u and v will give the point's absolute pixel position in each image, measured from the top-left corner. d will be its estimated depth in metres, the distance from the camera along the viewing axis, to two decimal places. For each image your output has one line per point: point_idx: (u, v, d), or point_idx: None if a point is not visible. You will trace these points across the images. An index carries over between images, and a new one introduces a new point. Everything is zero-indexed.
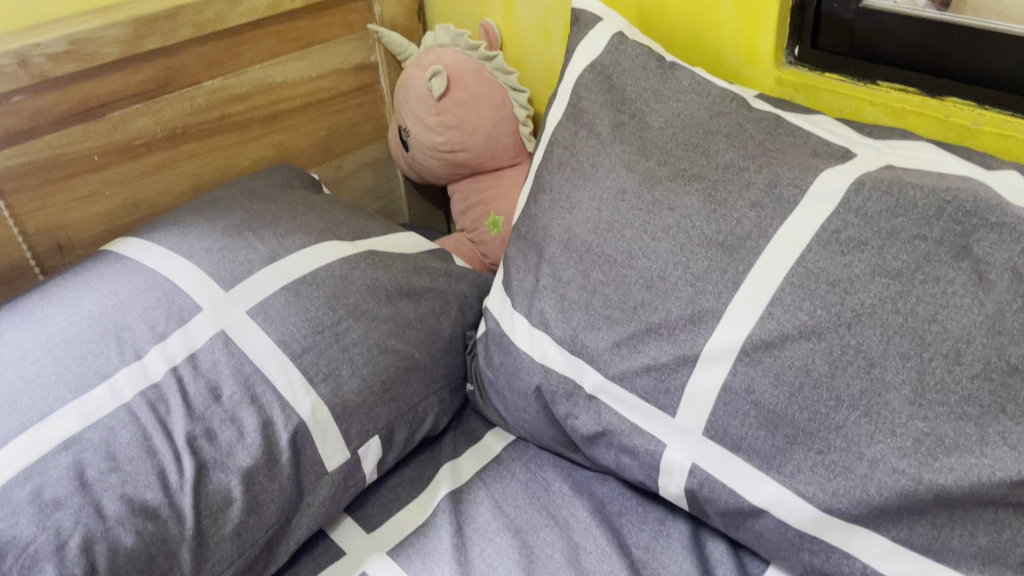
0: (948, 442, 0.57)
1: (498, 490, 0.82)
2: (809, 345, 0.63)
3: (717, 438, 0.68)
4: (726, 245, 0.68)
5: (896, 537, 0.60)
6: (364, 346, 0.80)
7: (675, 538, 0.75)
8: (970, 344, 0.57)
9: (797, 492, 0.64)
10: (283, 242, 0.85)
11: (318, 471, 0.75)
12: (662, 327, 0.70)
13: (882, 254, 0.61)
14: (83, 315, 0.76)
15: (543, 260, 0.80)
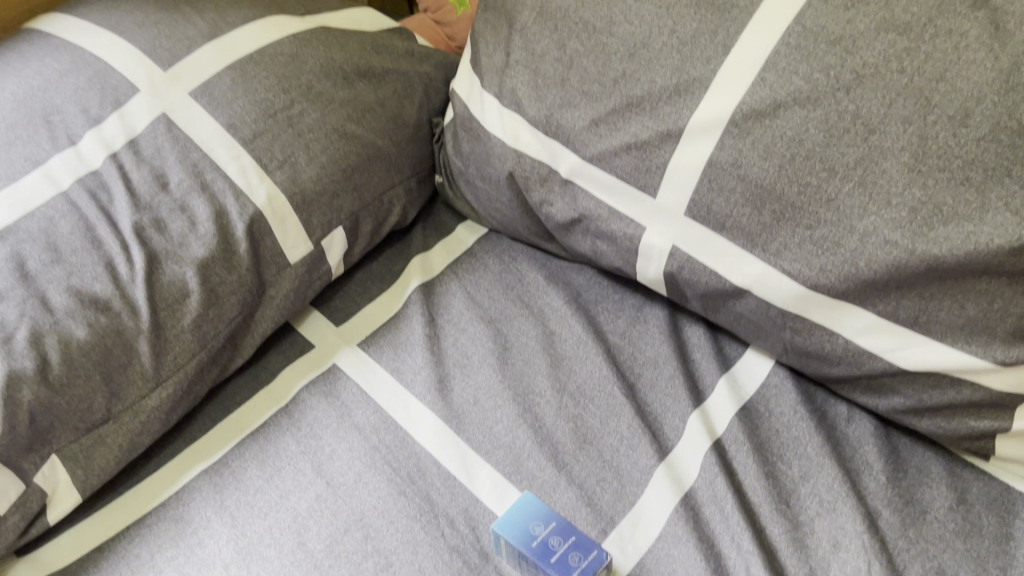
0: (947, 212, 0.54)
1: (470, 281, 0.79)
2: (804, 114, 0.58)
3: (700, 218, 0.64)
4: (717, 4, 0.61)
5: (882, 312, 0.58)
6: (321, 131, 0.74)
7: (652, 324, 0.74)
8: (979, 103, 0.52)
9: (782, 271, 0.61)
10: (225, 17, 0.76)
11: (280, 263, 0.71)
12: (644, 101, 0.65)
13: (891, 7, 0.56)
14: (7, 98, 0.69)
15: (514, 32, 0.73)
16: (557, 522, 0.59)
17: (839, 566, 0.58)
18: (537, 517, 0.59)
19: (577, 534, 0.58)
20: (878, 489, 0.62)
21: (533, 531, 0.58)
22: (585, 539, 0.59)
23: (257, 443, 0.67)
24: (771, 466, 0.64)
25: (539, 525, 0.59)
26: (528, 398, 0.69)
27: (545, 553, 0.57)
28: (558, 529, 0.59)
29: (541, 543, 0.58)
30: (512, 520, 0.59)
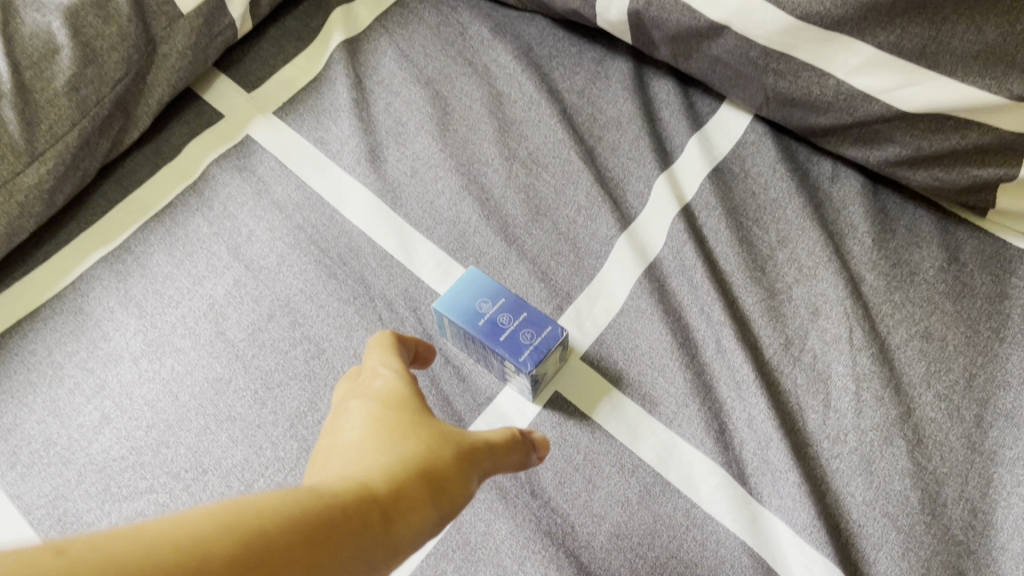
0: None
1: (403, 37, 0.67)
2: None
3: None
4: None
5: (883, 44, 0.50)
6: None
7: (614, 80, 0.64)
8: None
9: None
10: None
11: (170, 13, 0.59)
12: None
13: None
14: None
15: None
16: (506, 297, 0.52)
17: (817, 335, 0.52)
18: (484, 293, 0.52)
19: (529, 309, 0.52)
20: (862, 253, 0.56)
21: (479, 309, 0.52)
22: (538, 314, 0.52)
23: (163, 226, 0.59)
24: (745, 232, 0.57)
25: (486, 301, 0.52)
26: (472, 167, 0.60)
27: (494, 332, 0.51)
28: (507, 306, 0.52)
29: (489, 322, 0.51)
30: (456, 299, 0.52)
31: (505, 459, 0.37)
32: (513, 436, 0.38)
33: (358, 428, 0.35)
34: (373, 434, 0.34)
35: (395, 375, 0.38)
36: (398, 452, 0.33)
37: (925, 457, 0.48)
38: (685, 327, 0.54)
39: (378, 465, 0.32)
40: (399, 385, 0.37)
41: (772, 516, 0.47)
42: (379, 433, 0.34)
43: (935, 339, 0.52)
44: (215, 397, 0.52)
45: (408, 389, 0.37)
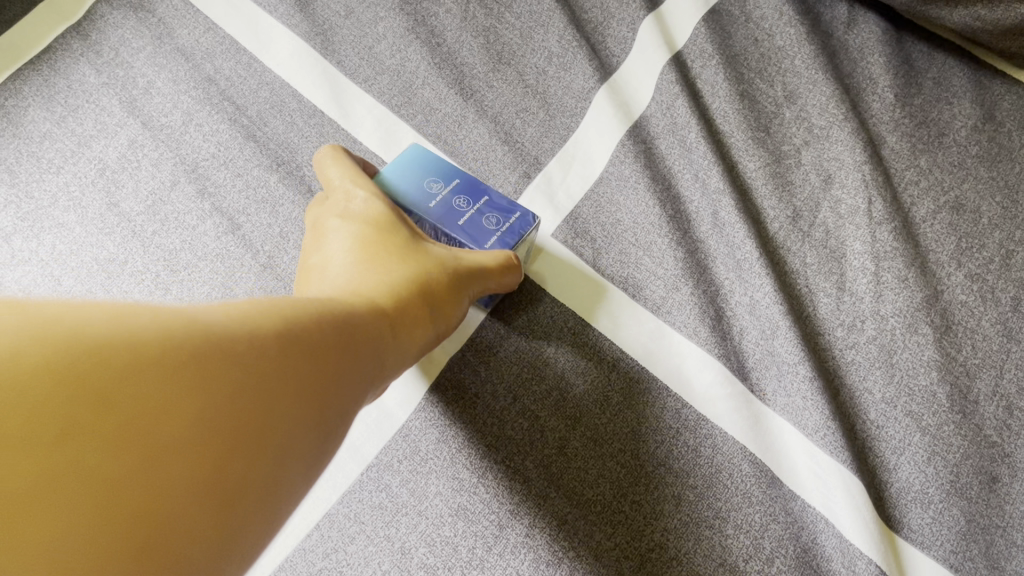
0: None
1: None
2: None
3: None
4: None
5: None
6: None
7: None
8: None
9: None
10: None
11: None
12: None
13: None
14: None
15: None
16: (459, 177, 0.42)
17: (830, 207, 0.44)
18: (432, 172, 0.42)
19: (487, 188, 0.42)
20: (883, 112, 0.47)
21: (427, 190, 0.42)
22: (499, 193, 0.43)
23: (39, 75, 0.48)
24: (747, 85, 0.48)
25: (435, 182, 0.42)
26: (420, 8, 0.50)
27: (450, 219, 0.41)
28: (461, 187, 0.42)
29: (442, 207, 0.42)
30: (399, 176, 0.42)
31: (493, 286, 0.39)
32: (507, 258, 0.39)
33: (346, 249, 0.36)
34: (367, 256, 0.36)
35: (377, 196, 0.39)
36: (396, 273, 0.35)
37: (954, 346, 0.41)
38: (675, 198, 0.45)
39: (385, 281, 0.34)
40: (378, 207, 0.38)
41: (776, 417, 0.40)
42: (366, 254, 0.36)
43: (967, 210, 0.44)
44: (107, 281, 0.43)
45: (393, 211, 0.38)
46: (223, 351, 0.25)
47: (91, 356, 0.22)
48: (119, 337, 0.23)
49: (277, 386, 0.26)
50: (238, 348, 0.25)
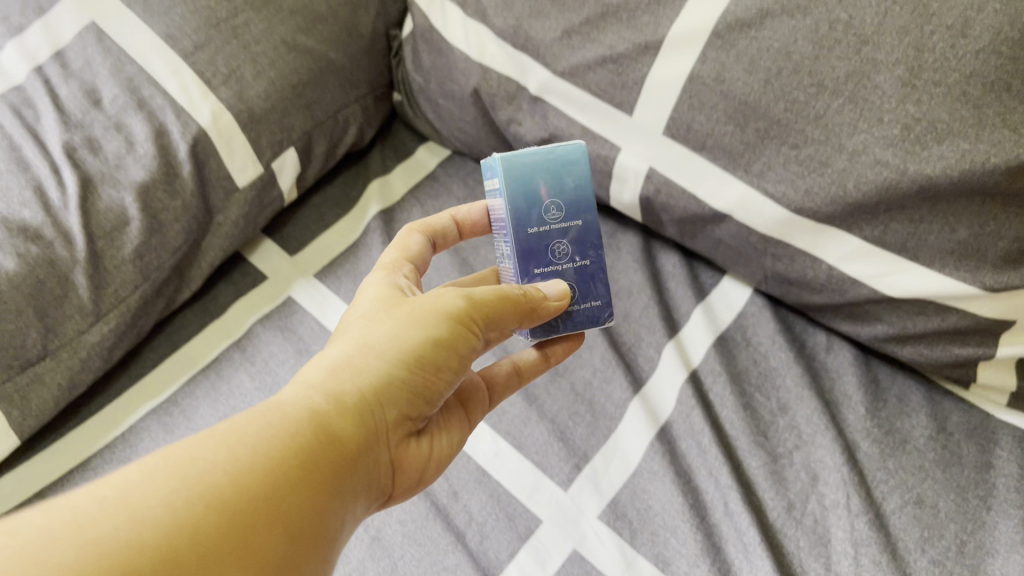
0: (941, 129, 0.50)
1: (433, 208, 0.74)
2: (792, 24, 0.53)
3: (679, 137, 0.60)
4: None
5: (867, 237, 0.56)
6: (268, 44, 0.67)
7: (625, 252, 0.71)
8: (980, 12, 0.47)
9: (764, 193, 0.58)
10: None
11: (227, 188, 0.66)
12: (620, 10, 0.60)
13: None
14: None
15: None
16: (580, 219, 0.54)
17: (817, 499, 0.56)
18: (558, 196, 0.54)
19: (583, 270, 0.55)
20: (856, 421, 0.60)
21: (542, 216, 0.54)
22: (587, 230, 0.55)
23: (208, 380, 0.63)
24: (748, 398, 0.61)
25: (557, 207, 0.54)
26: None
27: (534, 253, 0.54)
28: (569, 240, 0.55)
29: (537, 236, 0.54)
30: (529, 180, 0.53)
31: (531, 320, 0.51)
32: (510, 302, 0.49)
33: (349, 328, 0.46)
34: (344, 346, 0.45)
35: (369, 299, 0.49)
36: (369, 351, 0.44)
37: None
38: (693, 488, 0.57)
39: (360, 365, 0.43)
40: (375, 305, 0.48)
41: None
42: (363, 332, 0.45)
43: (927, 505, 0.55)
44: None
45: (387, 300, 0.48)
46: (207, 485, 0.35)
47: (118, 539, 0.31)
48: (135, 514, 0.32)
49: (292, 487, 0.37)
50: (213, 478, 0.35)
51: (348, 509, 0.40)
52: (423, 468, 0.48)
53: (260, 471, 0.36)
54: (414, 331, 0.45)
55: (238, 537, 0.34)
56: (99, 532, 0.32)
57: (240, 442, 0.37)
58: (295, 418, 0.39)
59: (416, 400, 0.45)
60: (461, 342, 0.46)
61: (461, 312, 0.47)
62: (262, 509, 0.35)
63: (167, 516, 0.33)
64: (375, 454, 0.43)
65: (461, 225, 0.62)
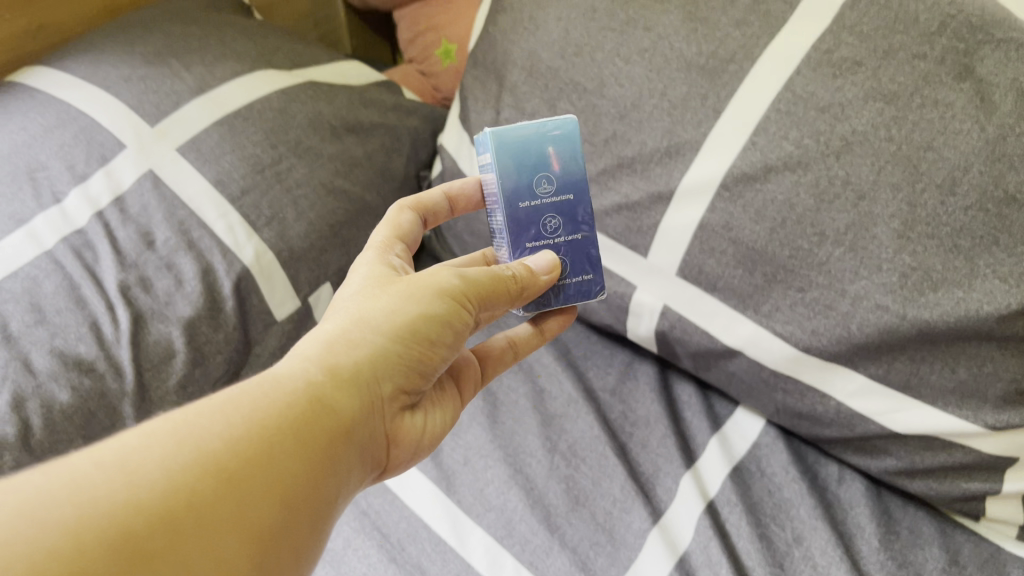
0: (936, 278, 0.53)
1: None
2: (794, 179, 0.58)
3: (691, 278, 0.64)
4: (707, 68, 0.62)
5: (872, 375, 0.59)
6: (308, 187, 0.74)
7: (642, 380, 0.74)
8: (966, 172, 0.52)
9: (774, 332, 0.61)
10: (212, 71, 0.76)
11: (266, 320, 0.71)
12: (635, 162, 0.66)
13: (878, 75, 0.56)
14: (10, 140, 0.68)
15: (504, 89, 0.75)
16: (570, 192, 0.57)
17: None
18: (549, 170, 0.56)
19: (575, 243, 0.58)
20: (871, 553, 0.61)
21: (535, 191, 0.56)
22: (576, 204, 0.57)
23: None
24: (764, 527, 0.63)
25: (548, 180, 0.56)
26: (518, 458, 0.68)
27: (526, 226, 0.57)
28: (560, 214, 0.57)
29: (528, 208, 0.56)
30: (520, 150, 0.55)
31: (521, 299, 0.54)
32: (501, 284, 0.52)
33: (343, 307, 0.48)
34: (337, 322, 0.47)
35: (362, 283, 0.51)
36: (362, 327, 0.46)
37: None
38: None
39: (355, 339, 0.45)
40: (368, 288, 0.50)
41: None
42: (358, 310, 0.47)
43: None
44: None
45: (380, 283, 0.50)
46: (205, 449, 0.36)
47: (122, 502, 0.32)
48: (136, 479, 0.33)
49: (293, 446, 0.38)
50: (211, 441, 0.36)
51: (344, 481, 0.42)
52: (412, 445, 0.50)
53: (259, 437, 0.37)
54: (410, 307, 0.47)
55: (237, 502, 0.35)
56: (100, 495, 0.32)
57: (239, 409, 0.38)
58: (293, 387, 0.41)
59: (410, 372, 0.47)
60: (456, 320, 0.49)
61: (455, 290, 0.49)
62: (262, 472, 0.36)
63: (163, 483, 0.34)
64: (369, 427, 0.45)
65: (455, 203, 0.64)
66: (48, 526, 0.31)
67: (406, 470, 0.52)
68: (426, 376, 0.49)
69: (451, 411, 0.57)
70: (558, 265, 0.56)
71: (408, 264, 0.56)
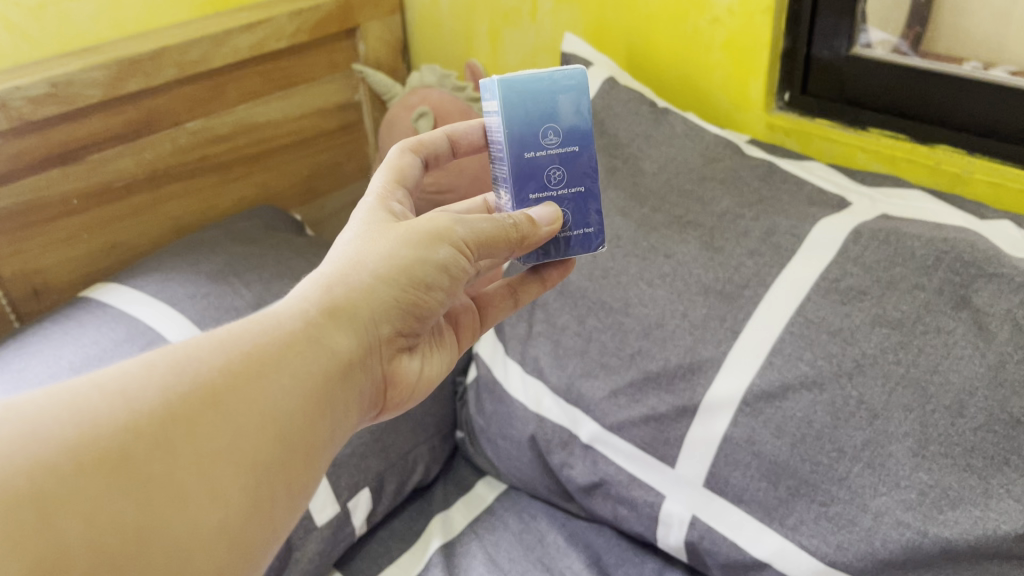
0: (953, 495, 0.55)
1: (490, 542, 0.80)
2: (811, 397, 0.61)
3: (718, 490, 0.66)
4: (724, 292, 0.68)
5: None
6: None
7: None
8: (972, 395, 0.55)
9: (800, 545, 0.61)
10: (269, 288, 0.83)
11: (307, 526, 0.74)
12: (660, 375, 0.70)
13: (882, 303, 0.61)
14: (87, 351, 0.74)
15: (536, 304, 0.82)
16: (575, 145, 0.58)
17: None
18: (555, 121, 0.58)
19: (577, 195, 0.60)
20: None
21: (540, 141, 0.58)
22: (581, 155, 0.59)
23: None
24: None
25: (554, 133, 0.58)
26: None
27: (530, 176, 0.58)
28: (564, 166, 0.59)
29: (533, 159, 0.58)
30: (527, 100, 0.57)
31: (523, 249, 0.56)
32: (501, 228, 0.54)
33: (345, 244, 0.52)
34: (337, 263, 0.51)
35: (366, 218, 0.55)
36: (358, 268, 0.50)
37: None
38: None
39: (352, 281, 0.50)
40: (370, 224, 0.54)
41: None
42: (357, 250, 0.51)
43: None
44: None
45: (382, 222, 0.54)
46: (196, 378, 0.41)
47: (118, 424, 0.37)
48: (132, 404, 0.38)
49: (280, 380, 0.43)
50: (204, 372, 0.41)
51: (340, 417, 0.47)
52: (410, 389, 0.56)
53: (255, 374, 0.43)
54: (407, 250, 0.51)
55: (229, 432, 0.40)
56: (99, 416, 0.37)
57: (235, 346, 0.43)
58: (293, 327, 0.46)
59: (407, 320, 0.53)
60: (454, 266, 0.53)
61: (455, 237, 0.53)
62: (255, 409, 0.42)
63: (159, 407, 0.39)
64: (367, 368, 0.50)
65: (457, 147, 0.67)
66: (54, 442, 0.36)
67: (409, 407, 0.59)
68: (424, 319, 0.54)
69: (447, 356, 0.64)
70: (559, 219, 0.57)
71: (409, 209, 0.60)
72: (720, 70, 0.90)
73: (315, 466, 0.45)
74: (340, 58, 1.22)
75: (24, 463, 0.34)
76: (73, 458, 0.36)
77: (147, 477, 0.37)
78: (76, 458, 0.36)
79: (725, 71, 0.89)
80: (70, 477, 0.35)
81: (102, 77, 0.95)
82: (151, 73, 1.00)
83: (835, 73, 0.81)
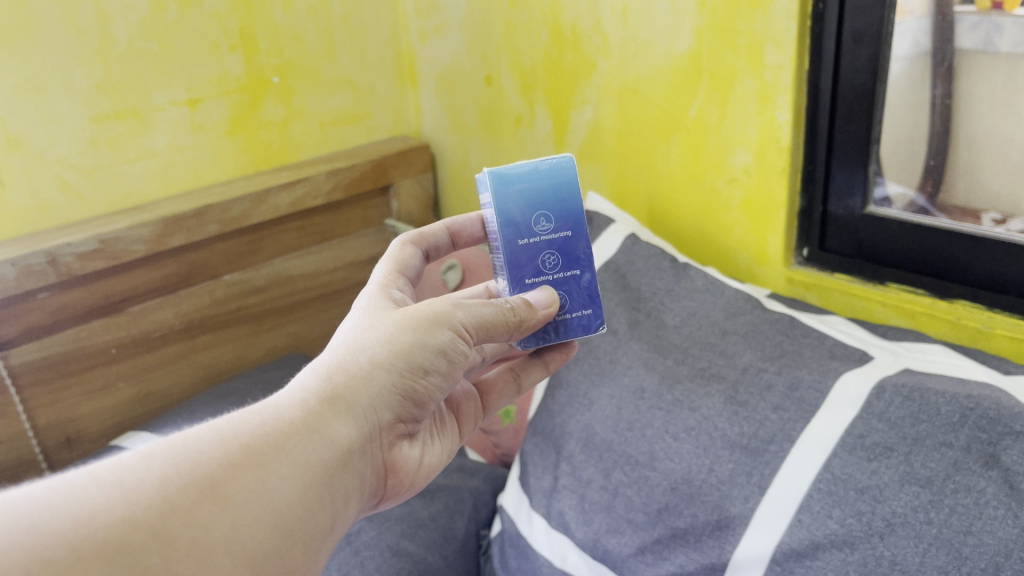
0: None
1: None
2: (842, 556, 0.59)
3: None
4: (749, 447, 0.68)
5: None
6: (376, 548, 0.83)
7: None
8: (1009, 557, 0.53)
9: None
10: None
11: None
12: (687, 532, 0.69)
13: (910, 460, 0.60)
14: None
15: (562, 457, 0.82)
16: (566, 230, 0.62)
17: None
18: (546, 209, 0.62)
19: (572, 279, 0.63)
20: None
21: (533, 229, 0.62)
22: (574, 242, 0.63)
23: None
24: None
25: (546, 219, 0.62)
26: None
27: (526, 262, 0.62)
28: (557, 251, 0.62)
29: (528, 246, 0.62)
30: (516, 190, 0.61)
31: (520, 331, 0.59)
32: (497, 312, 0.57)
33: (346, 332, 0.55)
34: (335, 350, 0.53)
35: (368, 305, 0.57)
36: (358, 355, 0.52)
37: None
38: None
39: (352, 368, 0.52)
40: (372, 311, 0.56)
41: None
42: (356, 336, 0.54)
43: None
44: None
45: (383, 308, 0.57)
46: (192, 472, 0.43)
47: (116, 516, 0.39)
48: (128, 497, 0.40)
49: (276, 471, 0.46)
50: (200, 467, 0.43)
51: (338, 505, 0.49)
52: (412, 477, 0.58)
53: (254, 466, 0.45)
54: (407, 336, 0.53)
55: (227, 523, 0.43)
56: (97, 508, 0.40)
57: (232, 439, 0.46)
58: (292, 418, 0.48)
59: (407, 407, 0.54)
60: (452, 350, 0.55)
61: (454, 321, 0.55)
62: (252, 501, 0.44)
63: (159, 499, 0.41)
64: (366, 457, 0.52)
65: (457, 238, 0.71)
66: (53, 535, 0.38)
67: (409, 495, 0.60)
68: (424, 407, 0.56)
69: (448, 445, 0.64)
70: (555, 302, 0.61)
71: (409, 297, 0.62)
72: (739, 227, 0.93)
73: (312, 554, 0.47)
74: (373, 214, 1.28)
75: (22, 555, 0.37)
76: (71, 549, 0.38)
77: (145, 563, 0.39)
78: (74, 550, 0.38)
79: (745, 228, 0.93)
80: (70, 568, 0.37)
81: (148, 233, 1.00)
82: (193, 229, 1.05)
83: (851, 231, 0.84)
